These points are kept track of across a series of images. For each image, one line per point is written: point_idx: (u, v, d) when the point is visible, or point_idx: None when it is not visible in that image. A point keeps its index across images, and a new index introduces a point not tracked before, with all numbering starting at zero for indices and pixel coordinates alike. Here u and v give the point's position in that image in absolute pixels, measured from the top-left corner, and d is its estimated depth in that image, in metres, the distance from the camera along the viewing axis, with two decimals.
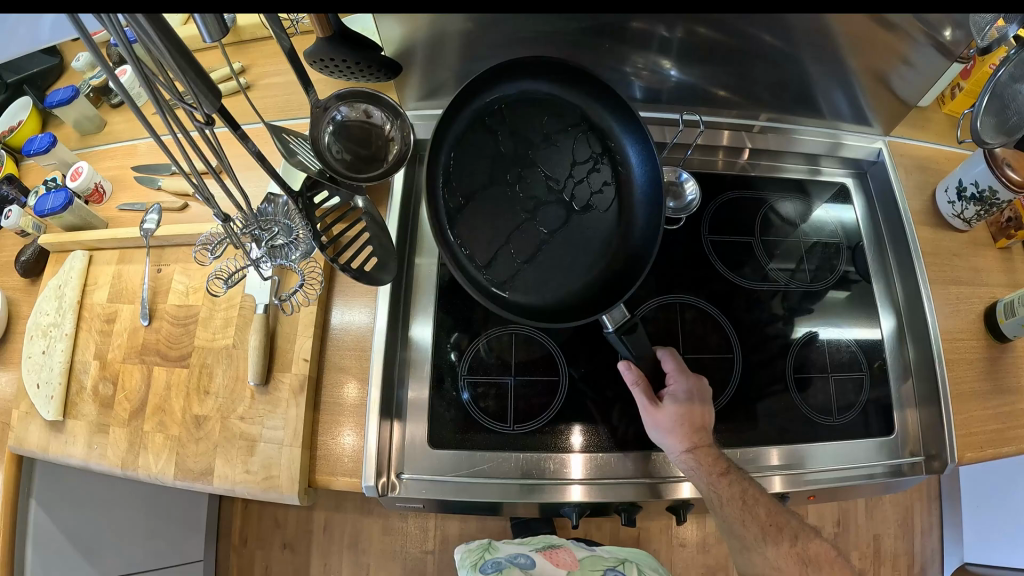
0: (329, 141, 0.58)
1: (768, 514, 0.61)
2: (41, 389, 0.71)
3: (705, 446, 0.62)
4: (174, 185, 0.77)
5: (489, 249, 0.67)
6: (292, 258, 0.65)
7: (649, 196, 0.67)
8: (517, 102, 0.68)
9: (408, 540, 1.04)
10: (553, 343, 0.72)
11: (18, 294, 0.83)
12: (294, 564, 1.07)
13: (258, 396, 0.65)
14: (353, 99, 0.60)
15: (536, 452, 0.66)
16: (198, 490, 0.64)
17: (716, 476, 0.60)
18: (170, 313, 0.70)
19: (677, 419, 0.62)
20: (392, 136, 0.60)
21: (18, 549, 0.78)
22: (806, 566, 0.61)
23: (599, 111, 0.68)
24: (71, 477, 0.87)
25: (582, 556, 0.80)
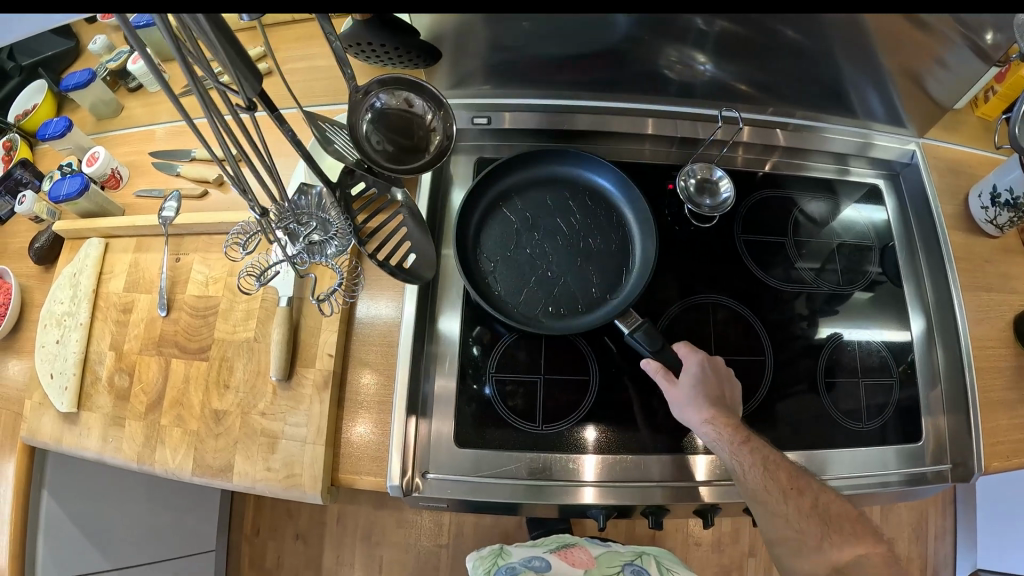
0: (369, 130, 0.56)
1: (788, 477, 0.58)
2: (55, 379, 0.70)
3: (725, 415, 0.61)
4: (196, 171, 0.74)
5: (518, 292, 0.68)
6: (326, 254, 0.62)
7: (636, 206, 0.72)
8: (525, 183, 0.74)
9: (420, 533, 1.06)
10: (586, 342, 0.70)
11: (31, 280, 0.80)
12: (305, 556, 1.10)
13: (281, 392, 0.63)
14: (393, 86, 0.57)
15: (558, 452, 0.64)
16: (216, 487, 0.62)
17: (738, 445, 0.58)
18: (189, 304, 0.68)
19: (695, 392, 0.62)
20: (434, 127, 0.58)
21: (29, 544, 0.76)
22: (827, 526, 0.56)
23: (580, 165, 0.74)
24: (82, 469, 0.85)
25: (599, 554, 0.78)
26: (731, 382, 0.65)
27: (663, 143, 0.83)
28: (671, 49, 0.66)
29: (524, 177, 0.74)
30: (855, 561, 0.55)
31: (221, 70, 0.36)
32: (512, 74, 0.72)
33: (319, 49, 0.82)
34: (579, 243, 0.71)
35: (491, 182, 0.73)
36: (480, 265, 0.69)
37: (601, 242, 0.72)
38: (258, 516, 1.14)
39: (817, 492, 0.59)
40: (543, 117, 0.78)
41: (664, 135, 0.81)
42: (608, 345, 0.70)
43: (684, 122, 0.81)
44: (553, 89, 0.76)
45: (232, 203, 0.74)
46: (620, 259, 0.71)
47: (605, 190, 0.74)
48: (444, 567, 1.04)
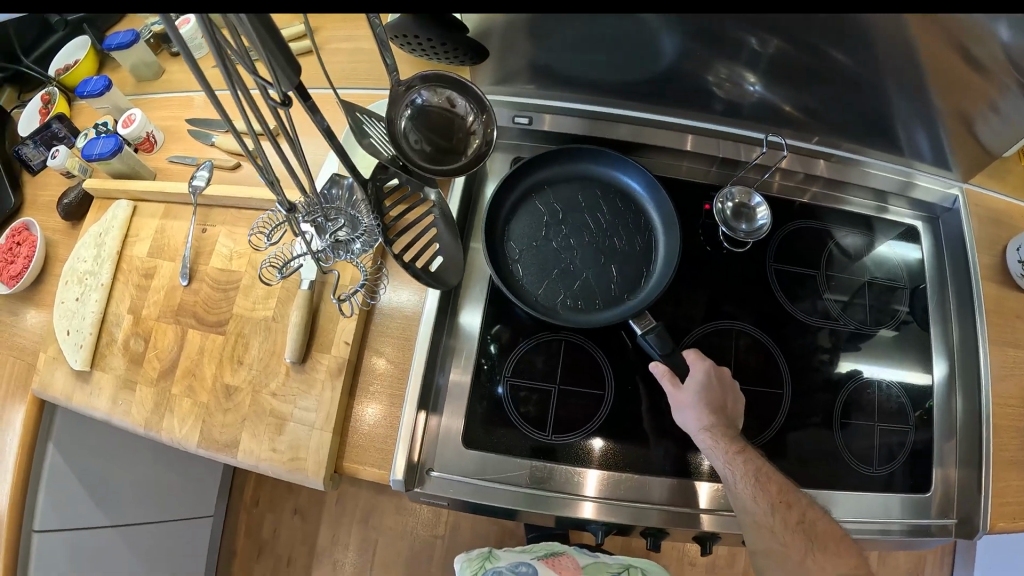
0: (408, 130, 0.56)
1: (777, 490, 0.57)
2: (71, 336, 0.71)
3: (724, 424, 0.60)
4: (230, 144, 0.73)
5: (540, 282, 0.67)
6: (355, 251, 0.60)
7: (663, 206, 0.71)
8: (558, 179, 0.73)
9: (417, 522, 1.10)
10: (605, 355, 0.69)
11: (57, 233, 0.80)
12: (304, 531, 1.13)
13: (294, 373, 0.62)
14: (436, 83, 0.55)
15: (561, 463, 0.64)
16: (221, 461, 0.62)
17: (732, 454, 0.58)
18: (211, 276, 0.67)
19: (698, 397, 0.61)
20: (474, 130, 0.57)
21: (30, 494, 0.76)
22: (812, 544, 0.54)
23: (615, 165, 0.73)
24: (91, 425, 0.86)
25: (586, 563, 0.76)
26: (734, 395, 0.64)
27: (703, 161, 0.81)
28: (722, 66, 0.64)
29: (558, 172, 0.72)
30: None
31: (255, 51, 0.34)
32: (557, 76, 0.71)
33: (364, 32, 0.81)
34: (606, 242, 0.70)
35: (525, 174, 0.71)
36: (505, 253, 0.68)
37: (627, 242, 0.70)
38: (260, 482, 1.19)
39: (806, 507, 0.57)
40: (585, 122, 0.77)
41: (703, 153, 0.79)
42: (625, 340, 0.70)
43: (726, 142, 0.79)
44: (597, 93, 0.74)
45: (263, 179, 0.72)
46: (642, 259, 0.69)
47: (636, 191, 0.72)
48: (437, 558, 1.08)
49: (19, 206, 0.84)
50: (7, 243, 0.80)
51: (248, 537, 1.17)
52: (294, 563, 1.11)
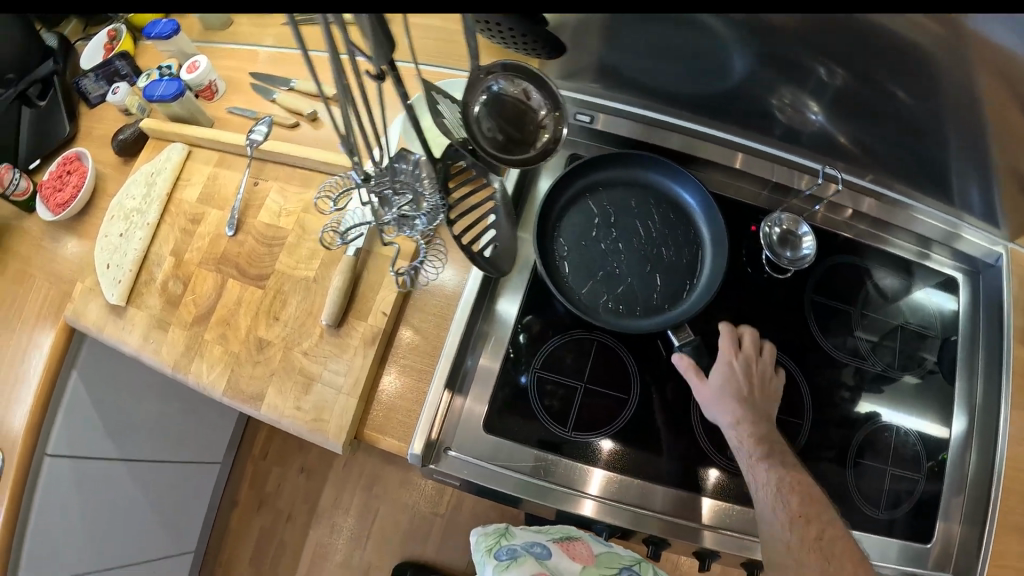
0: (482, 117, 0.56)
1: (798, 503, 0.57)
2: (111, 270, 0.73)
3: (752, 424, 0.61)
4: (293, 102, 0.73)
5: (584, 281, 0.68)
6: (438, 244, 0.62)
7: (714, 223, 0.71)
8: (614, 182, 0.72)
9: (420, 498, 1.12)
10: (634, 362, 0.69)
11: (107, 167, 0.81)
12: (307, 489, 1.17)
13: (328, 336, 0.62)
14: (514, 74, 0.55)
15: (570, 459, 0.64)
16: (244, 412, 0.63)
17: (755, 459, 0.59)
18: (258, 230, 0.67)
19: (723, 393, 0.63)
20: (545, 124, 0.57)
21: (48, 418, 0.78)
22: (828, 564, 0.54)
23: (672, 176, 0.72)
24: (115, 359, 0.87)
25: (599, 552, 0.76)
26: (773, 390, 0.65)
27: (755, 183, 0.81)
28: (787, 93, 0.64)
29: (614, 175, 0.72)
30: None
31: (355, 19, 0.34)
32: (624, 77, 0.71)
33: None
34: (653, 250, 0.70)
35: (581, 173, 0.71)
36: (553, 248, 0.68)
37: (674, 254, 0.70)
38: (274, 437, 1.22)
39: (828, 522, 0.57)
40: (640, 127, 0.77)
41: (755, 174, 0.79)
42: (659, 349, 0.70)
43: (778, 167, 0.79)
44: (660, 100, 0.74)
45: (325, 139, 0.71)
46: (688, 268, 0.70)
47: (689, 205, 0.72)
48: (434, 536, 1.10)
49: (72, 136, 0.86)
50: (58, 170, 0.81)
51: (252, 489, 1.21)
52: (294, 520, 1.16)
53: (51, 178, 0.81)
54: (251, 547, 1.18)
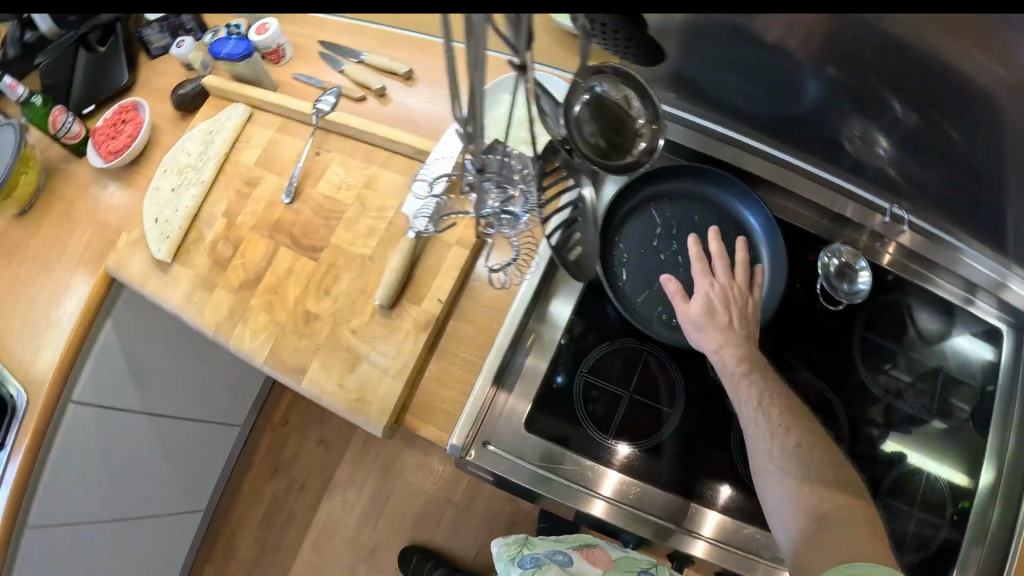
0: (581, 120, 0.47)
1: (779, 413, 0.57)
2: (159, 225, 0.72)
3: (736, 344, 0.60)
4: (361, 76, 0.72)
5: (640, 291, 0.67)
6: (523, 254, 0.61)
7: (774, 246, 0.70)
8: (678, 194, 0.71)
9: (435, 485, 1.12)
10: (682, 375, 0.67)
11: (162, 120, 0.80)
12: (322, 460, 1.19)
13: (379, 317, 0.61)
14: (619, 78, 0.48)
15: (587, 459, 0.64)
16: (285, 384, 0.62)
17: (738, 375, 0.59)
18: (316, 201, 0.66)
19: (707, 313, 0.61)
20: (643, 133, 0.49)
21: (77, 366, 0.77)
22: (807, 469, 0.54)
23: (738, 195, 0.71)
24: (151, 314, 0.86)
25: (617, 557, 0.76)
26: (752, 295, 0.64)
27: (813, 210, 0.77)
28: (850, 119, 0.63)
29: (681, 186, 0.71)
30: (836, 511, 0.52)
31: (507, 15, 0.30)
32: (698, 87, 0.69)
33: None
34: None
35: (648, 180, 0.70)
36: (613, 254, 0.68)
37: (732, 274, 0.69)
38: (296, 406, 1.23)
39: (809, 430, 0.57)
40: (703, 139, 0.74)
41: (810, 198, 0.76)
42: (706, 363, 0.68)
43: (835, 194, 0.76)
44: (726, 115, 0.72)
45: (390, 117, 0.70)
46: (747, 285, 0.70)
47: (751, 227, 0.71)
48: (444, 523, 1.10)
49: (129, 86, 0.85)
50: (113, 118, 0.80)
51: (268, 454, 1.23)
52: (307, 489, 1.18)
53: (106, 125, 0.80)
54: (262, 511, 1.20)
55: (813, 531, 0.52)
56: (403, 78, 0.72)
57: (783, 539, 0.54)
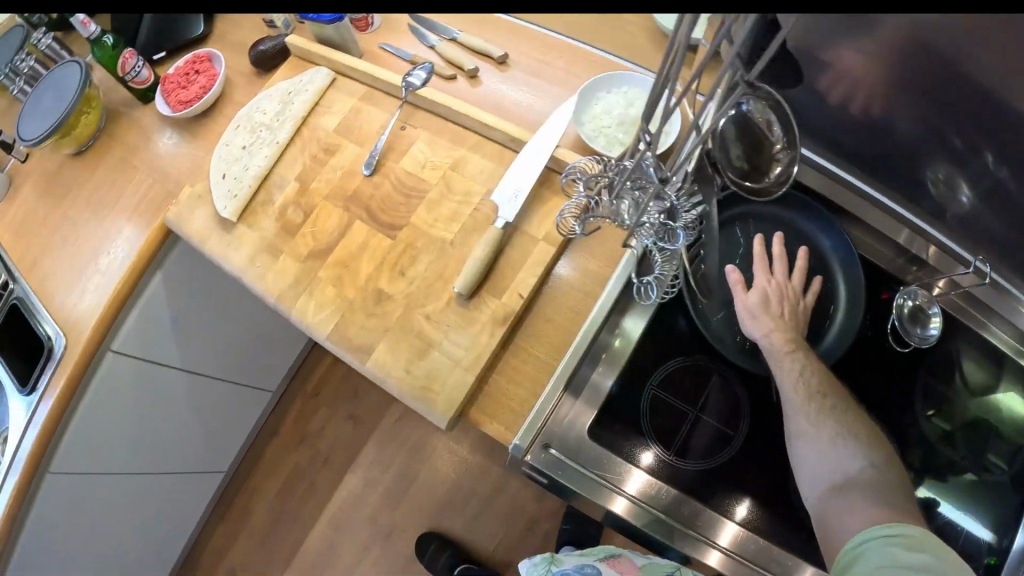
0: (728, 140, 0.47)
1: (818, 381, 0.58)
2: (226, 181, 0.69)
3: (786, 328, 0.61)
4: (453, 54, 0.70)
5: (718, 309, 0.65)
6: (642, 275, 0.61)
7: (854, 283, 0.67)
8: (763, 216, 0.68)
9: (463, 475, 1.09)
10: (746, 400, 0.65)
11: (237, 74, 0.78)
12: (352, 436, 1.16)
13: (455, 305, 0.59)
14: (768, 100, 0.44)
15: (615, 455, 0.63)
16: (348, 363, 0.60)
17: (784, 352, 0.59)
18: (397, 176, 0.64)
19: (762, 303, 0.61)
20: (777, 159, 0.47)
21: (121, 316, 0.75)
22: (842, 429, 0.57)
23: (820, 226, 0.68)
24: (205, 271, 0.83)
25: (643, 564, 0.73)
26: (805, 296, 0.65)
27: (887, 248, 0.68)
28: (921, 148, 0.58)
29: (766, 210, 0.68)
30: (863, 471, 0.55)
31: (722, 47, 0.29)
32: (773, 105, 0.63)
33: None
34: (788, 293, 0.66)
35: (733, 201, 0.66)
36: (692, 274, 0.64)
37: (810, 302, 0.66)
38: (323, 381, 1.21)
39: (840, 394, 0.59)
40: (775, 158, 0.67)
41: (876, 230, 0.67)
42: (770, 394, 0.65)
43: (902, 228, 0.67)
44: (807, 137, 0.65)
45: (480, 100, 0.68)
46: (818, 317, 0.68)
47: (830, 256, 0.68)
48: (466, 515, 1.08)
49: (203, 37, 0.82)
50: (186, 67, 0.77)
51: (296, 424, 1.20)
52: (332, 463, 1.15)
53: (177, 73, 0.77)
54: (277, 484, 1.18)
55: (839, 496, 0.55)
56: (495, 62, 0.70)
57: (811, 501, 0.57)
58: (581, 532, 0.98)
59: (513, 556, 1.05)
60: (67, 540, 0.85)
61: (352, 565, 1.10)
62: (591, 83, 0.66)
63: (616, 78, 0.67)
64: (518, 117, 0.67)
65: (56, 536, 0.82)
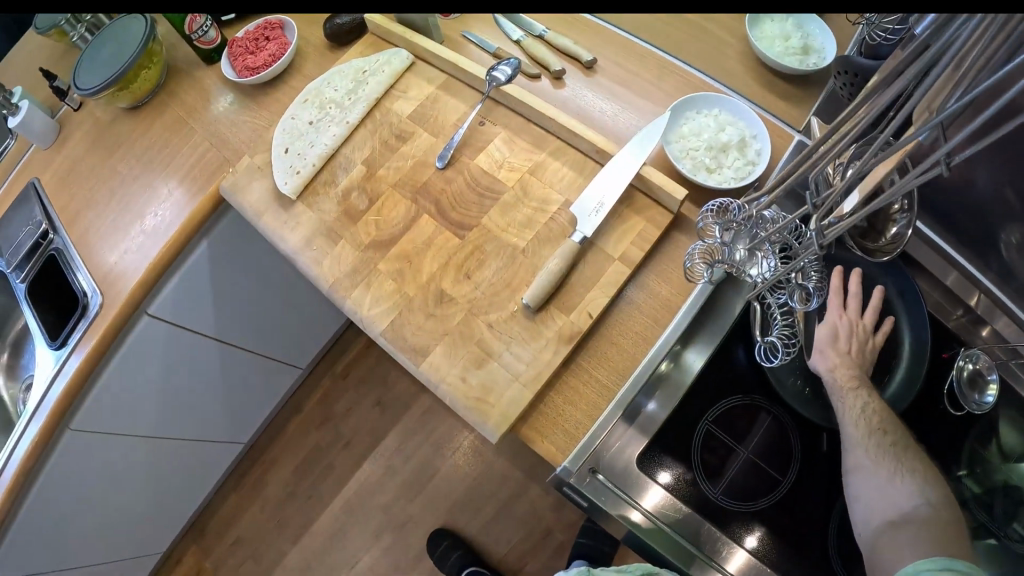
0: None
1: (880, 419, 0.53)
2: (289, 155, 0.66)
3: (855, 363, 0.54)
4: (542, 53, 0.67)
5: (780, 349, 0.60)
6: (763, 335, 0.56)
7: (918, 328, 0.57)
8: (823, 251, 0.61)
9: (486, 475, 1.08)
10: (799, 446, 0.60)
11: (308, 46, 0.75)
12: (376, 422, 1.14)
13: (521, 316, 0.57)
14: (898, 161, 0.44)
15: (637, 468, 0.58)
16: (400, 363, 0.57)
17: (846, 388, 0.53)
18: (472, 174, 0.62)
19: (831, 337, 0.55)
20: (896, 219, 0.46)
21: (162, 278, 0.73)
22: (898, 465, 0.52)
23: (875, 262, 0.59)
24: (251, 241, 0.81)
25: None
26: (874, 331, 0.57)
27: (945, 300, 0.58)
28: (982, 183, 0.53)
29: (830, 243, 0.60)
30: (922, 510, 0.51)
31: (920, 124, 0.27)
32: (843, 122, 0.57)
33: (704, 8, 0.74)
34: None
35: None
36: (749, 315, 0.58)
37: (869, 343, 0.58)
38: (352, 364, 1.19)
39: (901, 436, 0.53)
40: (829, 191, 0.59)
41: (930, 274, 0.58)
42: (821, 443, 0.60)
43: (951, 270, 0.57)
44: None
45: (563, 104, 0.66)
46: (882, 363, 0.58)
47: (891, 291, 0.59)
48: (484, 515, 1.06)
49: None
50: (256, 32, 0.74)
51: (320, 404, 1.18)
52: (352, 446, 1.14)
53: (247, 38, 0.74)
54: (291, 462, 1.16)
55: (894, 533, 0.51)
56: (583, 67, 0.68)
57: (862, 536, 0.53)
58: (597, 548, 0.96)
59: (525, 563, 1.03)
60: (77, 499, 0.83)
61: (359, 552, 1.08)
62: (682, 101, 0.63)
63: (709, 101, 0.64)
64: (600, 127, 0.64)
65: (67, 494, 0.80)
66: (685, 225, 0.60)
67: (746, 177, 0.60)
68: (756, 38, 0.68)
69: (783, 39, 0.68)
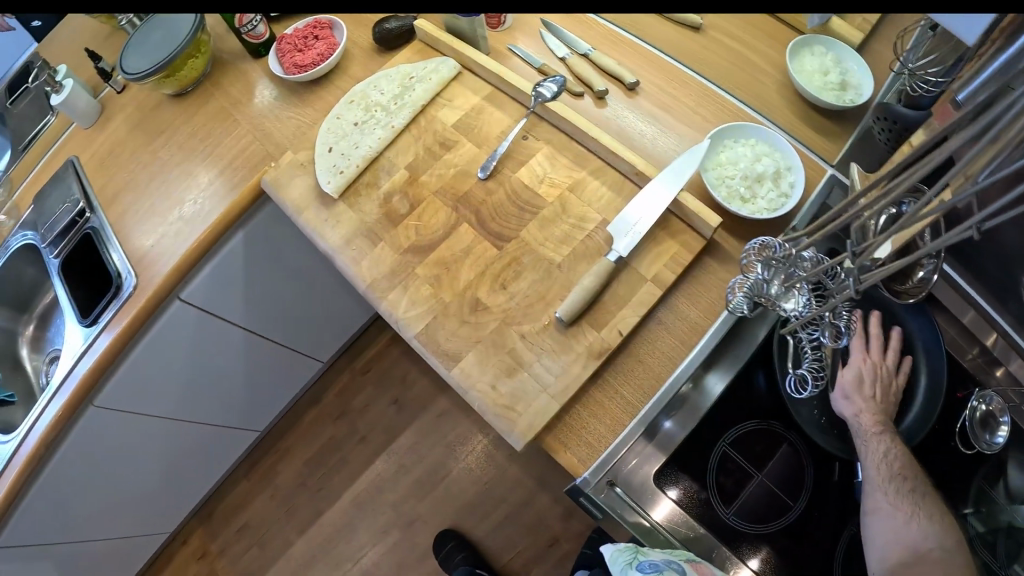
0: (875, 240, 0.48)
1: (902, 465, 0.54)
2: (332, 155, 0.67)
3: (880, 408, 0.56)
4: (587, 73, 0.69)
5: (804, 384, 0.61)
6: (794, 367, 0.58)
7: (935, 369, 0.59)
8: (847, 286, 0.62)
9: (498, 479, 1.09)
10: (812, 475, 0.61)
11: (356, 48, 0.77)
12: (391, 420, 1.16)
13: (554, 330, 0.58)
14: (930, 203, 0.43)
15: (654, 483, 0.59)
16: (433, 367, 0.59)
17: (872, 433, 0.55)
18: (514, 187, 0.63)
19: (858, 380, 0.57)
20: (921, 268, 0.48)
21: (197, 265, 0.74)
22: (917, 509, 0.54)
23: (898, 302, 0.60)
24: (284, 235, 0.82)
25: None
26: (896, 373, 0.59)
27: (964, 339, 0.58)
28: None
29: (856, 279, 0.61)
30: (939, 556, 0.53)
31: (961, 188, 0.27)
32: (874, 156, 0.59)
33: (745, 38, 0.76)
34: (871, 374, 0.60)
35: None
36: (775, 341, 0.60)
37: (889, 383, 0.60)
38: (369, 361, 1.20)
39: (921, 482, 0.55)
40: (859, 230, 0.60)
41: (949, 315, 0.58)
42: (833, 472, 0.61)
43: (969, 308, 0.56)
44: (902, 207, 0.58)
45: (604, 124, 0.68)
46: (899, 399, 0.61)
47: (912, 332, 0.60)
48: (493, 519, 1.07)
49: None
50: (306, 31, 0.76)
51: (336, 399, 1.19)
52: (365, 442, 1.16)
53: (296, 36, 0.76)
54: (304, 454, 1.17)
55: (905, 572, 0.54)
56: (625, 88, 0.69)
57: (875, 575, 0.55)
58: None
59: (530, 569, 1.05)
60: (93, 475, 0.84)
61: (366, 547, 1.10)
62: (722, 129, 0.65)
63: (741, 130, 0.65)
64: (639, 149, 0.66)
65: (83, 469, 0.82)
66: (717, 251, 0.61)
67: (779, 207, 0.62)
68: (795, 71, 0.68)
69: (821, 74, 0.68)
